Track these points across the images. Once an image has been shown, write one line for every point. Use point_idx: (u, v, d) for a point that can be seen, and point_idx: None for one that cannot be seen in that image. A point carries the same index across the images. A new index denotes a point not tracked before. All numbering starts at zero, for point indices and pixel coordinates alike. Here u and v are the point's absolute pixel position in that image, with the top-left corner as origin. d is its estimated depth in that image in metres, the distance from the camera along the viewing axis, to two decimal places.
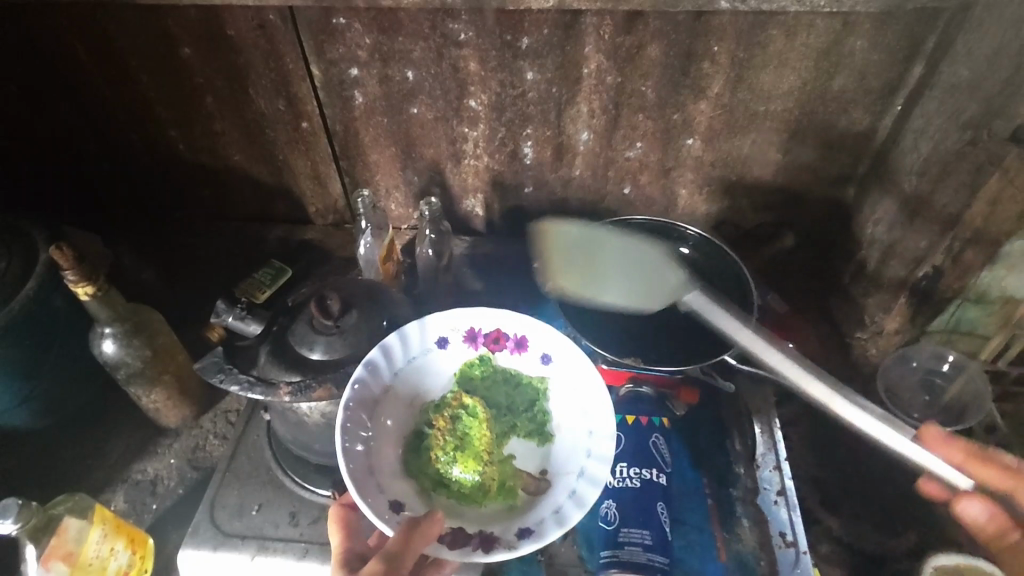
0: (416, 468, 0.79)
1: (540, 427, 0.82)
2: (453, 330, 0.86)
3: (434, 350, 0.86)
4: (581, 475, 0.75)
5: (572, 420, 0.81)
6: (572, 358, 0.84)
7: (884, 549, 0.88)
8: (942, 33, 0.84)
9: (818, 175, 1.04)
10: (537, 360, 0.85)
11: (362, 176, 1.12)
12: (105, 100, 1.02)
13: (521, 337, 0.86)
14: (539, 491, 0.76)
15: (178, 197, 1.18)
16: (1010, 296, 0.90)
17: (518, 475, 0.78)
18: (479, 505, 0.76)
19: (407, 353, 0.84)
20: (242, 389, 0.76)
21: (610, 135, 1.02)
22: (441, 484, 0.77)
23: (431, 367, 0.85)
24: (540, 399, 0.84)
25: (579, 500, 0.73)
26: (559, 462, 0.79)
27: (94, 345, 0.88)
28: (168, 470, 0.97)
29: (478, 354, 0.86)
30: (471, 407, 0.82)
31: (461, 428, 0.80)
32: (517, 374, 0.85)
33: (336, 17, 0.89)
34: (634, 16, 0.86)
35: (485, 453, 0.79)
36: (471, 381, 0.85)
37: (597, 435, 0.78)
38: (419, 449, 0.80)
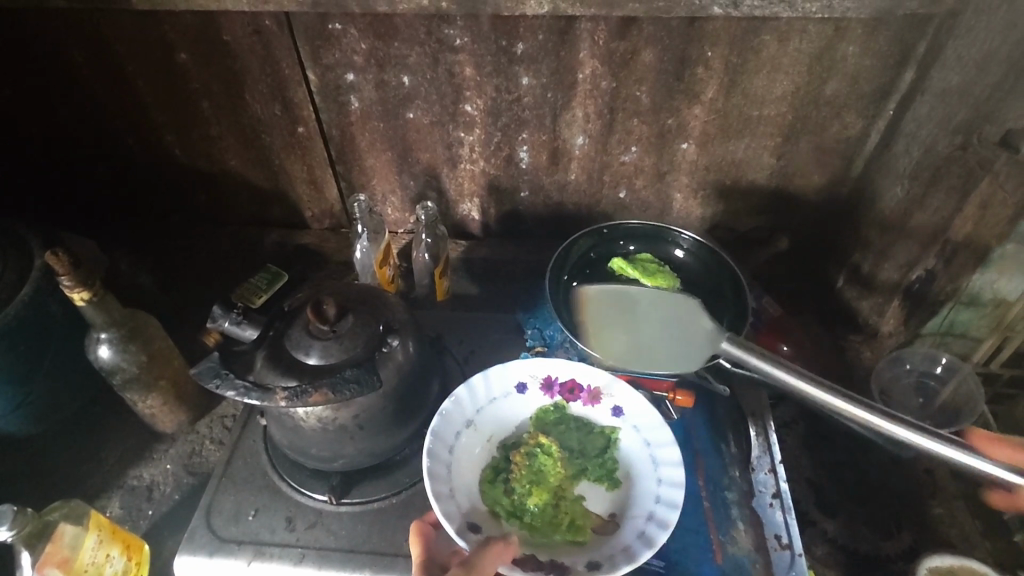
0: (491, 497, 0.80)
1: (609, 472, 0.83)
2: (532, 377, 0.90)
3: (513, 394, 0.89)
4: (650, 518, 0.77)
5: (642, 464, 0.83)
6: (644, 410, 0.86)
7: (879, 550, 0.88)
8: (932, 39, 0.85)
9: (812, 179, 1.05)
10: (609, 413, 0.88)
11: (358, 181, 1.13)
12: (103, 104, 1.02)
13: (595, 388, 0.89)
14: (607, 532, 0.78)
15: (175, 202, 1.18)
16: (1005, 297, 0.90)
17: (588, 515, 0.80)
18: (548, 537, 0.77)
19: (489, 393, 0.89)
20: (238, 394, 0.74)
21: (605, 140, 1.02)
22: (514, 513, 0.79)
23: (509, 410, 0.89)
24: (611, 447, 0.85)
25: (648, 541, 0.75)
26: (628, 505, 0.80)
27: (89, 350, 0.87)
28: (164, 476, 0.97)
29: (553, 402, 0.89)
30: (546, 446, 0.83)
31: (536, 464, 0.82)
32: (589, 422, 0.87)
33: (332, 23, 0.89)
34: (628, 22, 0.87)
35: (558, 488, 0.81)
36: (546, 423, 0.87)
37: (666, 482, 0.80)
38: (496, 480, 0.81)
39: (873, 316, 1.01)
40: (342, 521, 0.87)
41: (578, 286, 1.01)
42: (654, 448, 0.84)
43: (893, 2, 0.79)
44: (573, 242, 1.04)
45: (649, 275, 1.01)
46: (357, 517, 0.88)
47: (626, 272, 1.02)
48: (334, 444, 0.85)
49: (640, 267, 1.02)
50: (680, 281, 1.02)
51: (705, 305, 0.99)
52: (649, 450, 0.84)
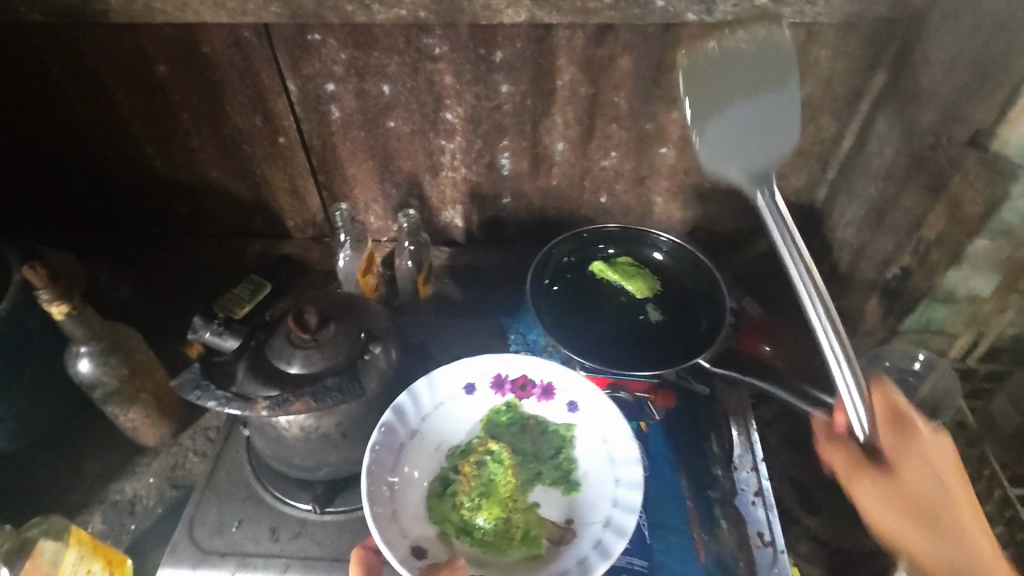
0: (440, 514, 0.81)
1: (564, 475, 0.85)
2: (481, 376, 0.90)
3: (461, 396, 0.89)
4: (608, 524, 0.78)
5: (597, 465, 0.84)
6: (598, 408, 0.87)
7: (861, 545, 0.89)
8: (901, 43, 0.87)
9: (789, 181, 1.07)
10: (564, 408, 0.89)
11: (340, 191, 1.13)
12: (81, 117, 1.02)
13: (548, 383, 0.90)
14: (564, 541, 0.78)
15: (155, 214, 1.17)
16: (978, 293, 0.90)
17: (543, 524, 0.80)
18: (500, 552, 0.78)
19: (435, 398, 0.88)
20: (218, 405, 0.74)
21: (586, 146, 1.04)
22: (464, 529, 0.80)
23: (457, 413, 0.89)
24: (566, 446, 0.87)
25: (604, 551, 0.75)
26: (584, 512, 0.81)
27: (70, 365, 0.87)
28: (147, 489, 0.96)
29: (505, 401, 0.90)
30: (496, 454, 0.86)
31: (486, 474, 0.85)
32: (544, 422, 0.89)
33: (311, 33, 0.90)
34: (604, 29, 0.88)
35: (509, 499, 0.83)
36: (498, 426, 0.89)
37: (623, 482, 0.81)
38: (444, 495, 0.82)
39: (853, 314, 1.02)
40: (327, 530, 0.87)
41: (559, 291, 1.02)
42: (610, 445, 0.85)
43: (862, 7, 0.81)
44: (553, 248, 1.05)
45: (628, 278, 1.03)
46: (343, 526, 0.87)
47: (605, 276, 1.04)
48: (318, 452, 0.85)
49: (619, 270, 1.04)
50: (659, 282, 1.04)
51: (684, 306, 1.01)
52: (606, 447, 0.85)
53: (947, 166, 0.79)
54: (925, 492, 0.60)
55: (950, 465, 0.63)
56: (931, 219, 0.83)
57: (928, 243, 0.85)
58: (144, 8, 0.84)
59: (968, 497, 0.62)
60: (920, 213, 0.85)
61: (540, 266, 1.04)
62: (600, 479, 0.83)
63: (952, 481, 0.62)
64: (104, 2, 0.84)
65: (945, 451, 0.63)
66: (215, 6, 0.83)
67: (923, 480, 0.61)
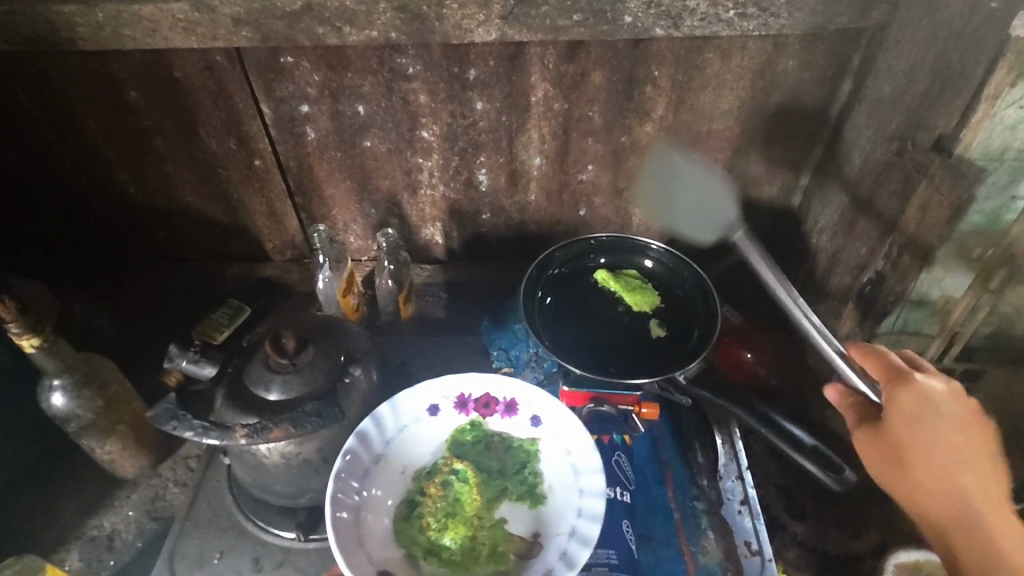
0: (406, 537, 0.80)
1: (530, 489, 0.84)
2: (445, 397, 0.90)
3: (425, 418, 0.89)
4: (573, 535, 0.78)
5: (562, 478, 0.84)
6: (561, 421, 0.87)
7: (848, 550, 0.89)
8: (865, 52, 0.89)
9: (765, 189, 1.08)
10: (527, 423, 0.89)
11: (318, 212, 1.12)
12: (52, 146, 1.01)
13: (511, 400, 0.90)
14: (531, 554, 0.78)
15: (130, 241, 1.16)
16: (950, 295, 0.94)
17: (510, 539, 0.80)
18: (468, 569, 0.77)
19: (398, 421, 0.88)
20: (196, 435, 0.73)
21: (562, 160, 1.04)
22: (431, 550, 0.79)
23: (421, 436, 0.88)
24: (531, 461, 0.86)
25: (570, 561, 0.76)
26: (550, 523, 0.81)
27: (42, 399, 0.85)
28: (125, 523, 0.94)
29: (469, 419, 0.89)
30: (462, 473, 0.85)
31: (451, 494, 0.83)
32: (508, 437, 0.88)
33: (284, 56, 0.90)
34: (575, 45, 0.89)
35: (474, 517, 0.81)
36: (463, 446, 0.88)
37: (586, 493, 0.81)
38: (411, 518, 0.81)
39: (830, 319, 1.02)
40: (311, 558, 0.85)
41: (553, 304, 1.02)
42: (574, 456, 0.85)
43: (825, 18, 0.83)
44: (548, 257, 1.05)
45: (630, 290, 1.03)
46: (327, 553, 0.86)
47: (608, 285, 1.03)
48: (301, 479, 0.84)
49: (622, 281, 1.04)
50: (659, 295, 1.03)
51: (676, 317, 1.01)
52: (569, 459, 0.85)
53: (913, 170, 0.81)
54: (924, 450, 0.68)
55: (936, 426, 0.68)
56: (902, 223, 0.84)
57: (900, 246, 0.86)
58: (113, 35, 0.84)
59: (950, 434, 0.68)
60: (892, 217, 0.86)
61: (532, 277, 1.03)
62: (565, 490, 0.83)
63: (932, 442, 0.68)
64: (72, 31, 0.83)
65: (935, 418, 0.68)
66: (185, 32, 0.83)
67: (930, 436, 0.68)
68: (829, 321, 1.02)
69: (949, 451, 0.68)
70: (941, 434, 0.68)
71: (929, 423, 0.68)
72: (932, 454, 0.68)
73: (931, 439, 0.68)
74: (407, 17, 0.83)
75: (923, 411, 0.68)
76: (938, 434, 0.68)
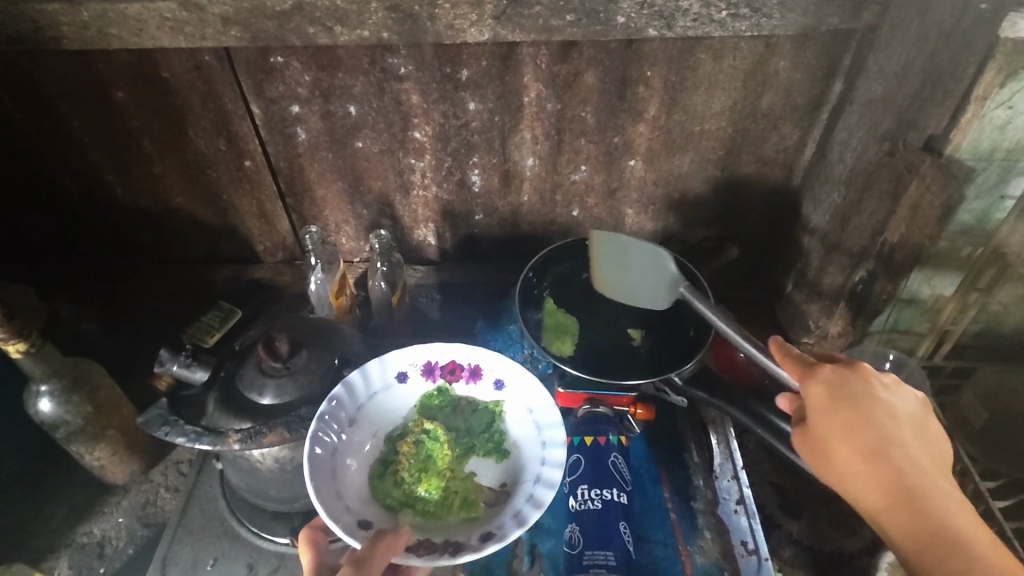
0: (381, 491, 0.79)
1: (497, 445, 0.84)
2: (412, 364, 0.88)
3: (394, 385, 0.87)
4: (538, 480, 0.78)
5: (526, 434, 0.84)
6: (524, 382, 0.86)
7: (842, 547, 0.90)
8: (855, 53, 0.89)
9: (756, 188, 1.09)
10: (491, 387, 0.88)
11: (310, 213, 1.11)
12: (36, 146, 0.99)
13: (476, 365, 0.89)
14: (500, 502, 0.79)
15: (118, 241, 1.14)
16: (941, 293, 0.95)
17: (480, 489, 0.80)
18: (442, 518, 0.77)
19: (369, 387, 0.86)
20: (188, 440, 0.73)
21: (555, 161, 1.04)
22: (406, 502, 0.78)
23: (393, 402, 0.87)
24: (497, 420, 0.86)
25: (536, 502, 0.76)
26: (517, 473, 0.81)
27: (30, 404, 0.83)
28: (116, 530, 0.93)
29: (436, 385, 0.88)
30: (432, 432, 0.82)
31: (424, 451, 0.81)
32: (473, 401, 0.87)
33: (274, 56, 0.89)
34: (568, 46, 0.89)
35: (447, 470, 0.80)
36: (431, 409, 0.86)
37: (550, 444, 0.81)
38: (385, 474, 0.80)
39: (822, 318, 1.03)
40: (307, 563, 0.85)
41: (548, 303, 1.02)
42: (536, 414, 0.84)
43: (816, 19, 0.83)
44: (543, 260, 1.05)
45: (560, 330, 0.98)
46: None
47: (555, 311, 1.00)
48: (294, 484, 0.84)
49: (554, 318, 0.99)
50: None
51: (669, 316, 1.01)
52: (532, 417, 0.84)
53: (905, 170, 0.81)
54: (866, 435, 0.62)
55: (879, 413, 0.63)
56: (893, 223, 0.85)
57: (891, 246, 0.86)
58: (100, 35, 0.83)
59: (889, 421, 0.62)
60: (883, 216, 0.86)
61: (527, 280, 1.03)
62: (528, 443, 0.83)
63: (853, 436, 0.62)
64: (57, 29, 0.82)
65: (850, 410, 0.63)
66: (172, 31, 0.82)
67: (867, 420, 0.62)
68: (820, 320, 1.03)
69: (879, 443, 0.61)
70: (863, 424, 0.62)
71: (843, 414, 0.63)
72: (865, 445, 0.62)
73: (851, 433, 0.62)
74: (398, 16, 0.82)
75: (838, 400, 0.64)
76: (858, 427, 0.62)
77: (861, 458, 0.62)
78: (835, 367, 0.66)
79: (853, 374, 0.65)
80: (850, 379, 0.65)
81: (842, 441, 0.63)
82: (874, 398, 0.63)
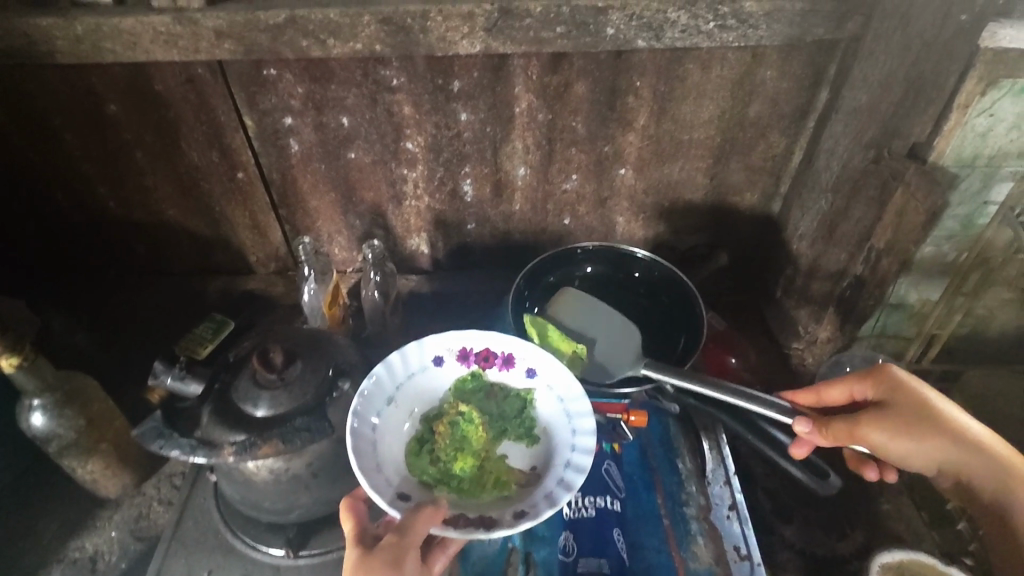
0: (418, 468, 0.79)
1: (529, 431, 0.84)
2: (449, 348, 0.89)
3: (431, 368, 0.88)
4: (568, 465, 0.78)
5: (557, 420, 0.84)
6: (554, 370, 0.86)
7: (836, 551, 0.91)
8: (840, 63, 0.91)
9: (745, 196, 1.10)
10: (524, 374, 0.88)
11: (303, 223, 1.11)
12: (28, 159, 0.99)
13: (510, 353, 0.89)
14: (532, 484, 0.79)
15: (111, 253, 1.14)
16: (927, 298, 0.97)
17: (512, 472, 0.80)
18: (476, 496, 0.77)
19: (407, 368, 0.87)
20: (182, 454, 0.73)
21: (546, 170, 1.05)
22: (441, 479, 0.78)
23: (428, 385, 0.88)
24: (528, 407, 0.86)
25: (568, 485, 0.76)
26: (549, 457, 0.81)
27: (22, 419, 0.83)
28: (108, 544, 0.92)
29: (471, 370, 0.89)
30: (468, 414, 0.82)
31: (459, 431, 0.81)
32: (506, 387, 0.88)
33: (266, 69, 0.90)
34: (558, 57, 0.90)
35: (481, 451, 0.81)
36: (465, 393, 0.87)
37: (580, 431, 0.81)
38: (421, 451, 0.80)
39: (812, 323, 1.04)
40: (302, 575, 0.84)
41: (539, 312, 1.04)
42: (567, 402, 0.85)
43: (801, 29, 0.85)
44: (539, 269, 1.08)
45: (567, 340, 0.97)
46: (318, 570, 0.85)
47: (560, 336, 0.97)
48: (288, 496, 0.83)
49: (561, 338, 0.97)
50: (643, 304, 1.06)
51: (662, 327, 1.03)
52: (562, 405, 0.84)
53: (890, 177, 0.83)
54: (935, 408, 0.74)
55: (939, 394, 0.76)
56: (880, 228, 0.86)
57: (878, 251, 0.88)
58: (93, 48, 0.83)
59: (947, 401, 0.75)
60: (871, 222, 0.88)
61: (524, 286, 1.06)
62: (559, 429, 0.83)
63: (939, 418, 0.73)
64: (50, 44, 0.82)
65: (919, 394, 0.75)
66: (166, 45, 0.83)
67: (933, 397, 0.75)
68: (809, 325, 1.04)
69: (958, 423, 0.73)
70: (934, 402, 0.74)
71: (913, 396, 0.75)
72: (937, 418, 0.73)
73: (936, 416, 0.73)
74: (391, 29, 0.83)
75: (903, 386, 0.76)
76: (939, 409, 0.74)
77: (950, 437, 0.72)
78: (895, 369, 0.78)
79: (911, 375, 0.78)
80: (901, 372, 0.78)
81: (932, 421, 0.72)
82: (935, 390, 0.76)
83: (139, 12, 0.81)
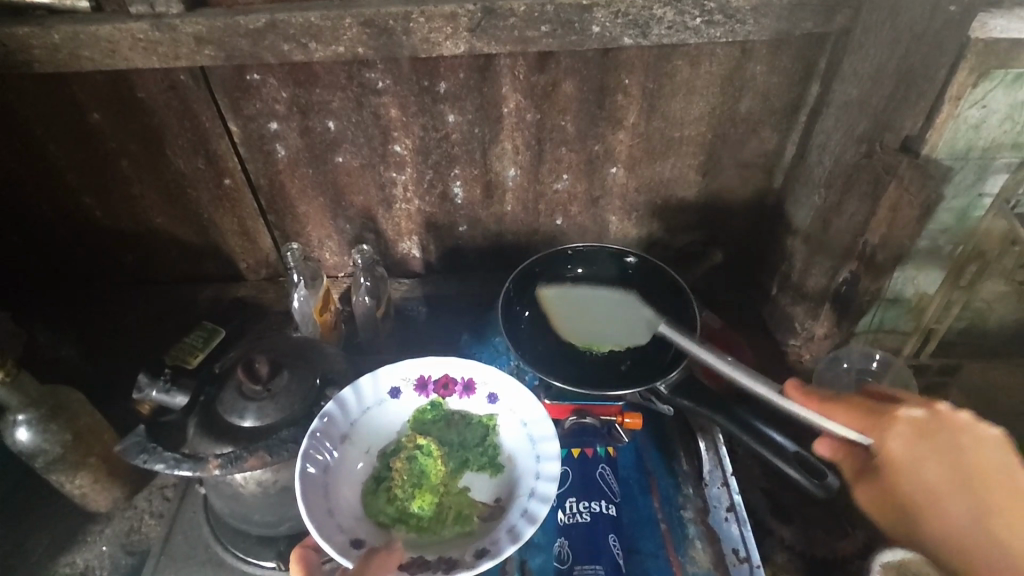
0: (375, 509, 0.79)
1: (491, 459, 0.84)
2: (405, 379, 0.89)
3: (387, 400, 0.88)
4: (532, 495, 0.78)
5: (520, 447, 0.84)
6: (516, 396, 0.87)
7: (834, 551, 0.90)
8: (831, 56, 0.90)
9: (739, 193, 1.09)
10: (484, 401, 0.88)
11: (292, 229, 1.10)
12: (10, 171, 0.98)
13: (468, 379, 0.89)
14: (495, 517, 0.79)
15: (98, 263, 1.12)
16: (923, 292, 0.96)
17: (474, 505, 0.80)
18: (436, 533, 0.77)
19: (361, 403, 0.86)
20: (168, 467, 0.72)
21: (537, 171, 1.04)
22: (400, 519, 0.78)
23: (385, 419, 0.87)
24: (490, 434, 0.86)
25: (530, 518, 0.76)
26: (511, 488, 0.81)
27: (7, 434, 0.82)
28: (100, 559, 0.91)
29: (429, 401, 0.88)
30: (425, 447, 0.82)
31: (417, 467, 0.81)
32: (468, 414, 0.88)
33: (250, 74, 0.88)
34: (545, 56, 0.89)
35: (441, 485, 0.81)
36: (424, 424, 0.87)
37: (543, 457, 0.81)
38: (378, 491, 0.80)
39: (808, 320, 1.02)
40: None
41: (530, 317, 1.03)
42: (530, 426, 0.85)
43: (791, 23, 0.84)
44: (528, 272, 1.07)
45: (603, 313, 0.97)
46: None
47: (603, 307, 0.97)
48: (277, 507, 0.83)
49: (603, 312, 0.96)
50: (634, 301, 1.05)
51: (654, 326, 1.01)
52: (525, 430, 0.85)
53: (882, 172, 0.82)
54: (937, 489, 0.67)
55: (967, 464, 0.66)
56: (874, 224, 0.85)
57: (873, 246, 0.87)
58: (70, 56, 0.82)
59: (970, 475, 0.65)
60: (864, 218, 0.86)
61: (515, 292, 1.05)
62: (523, 456, 0.83)
63: (939, 490, 0.67)
64: (27, 53, 0.81)
65: (926, 463, 0.68)
66: (146, 51, 0.81)
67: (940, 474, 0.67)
68: (806, 322, 1.02)
69: (961, 497, 0.66)
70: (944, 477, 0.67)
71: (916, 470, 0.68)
72: (941, 501, 0.67)
73: (931, 485, 0.68)
74: (373, 31, 0.82)
75: (911, 449, 0.69)
76: (939, 478, 0.67)
77: (940, 515, 0.67)
78: (907, 413, 0.70)
79: (929, 418, 0.69)
80: (914, 426, 0.69)
81: (922, 499, 0.68)
82: (953, 444, 0.67)
83: (116, 19, 0.79)
